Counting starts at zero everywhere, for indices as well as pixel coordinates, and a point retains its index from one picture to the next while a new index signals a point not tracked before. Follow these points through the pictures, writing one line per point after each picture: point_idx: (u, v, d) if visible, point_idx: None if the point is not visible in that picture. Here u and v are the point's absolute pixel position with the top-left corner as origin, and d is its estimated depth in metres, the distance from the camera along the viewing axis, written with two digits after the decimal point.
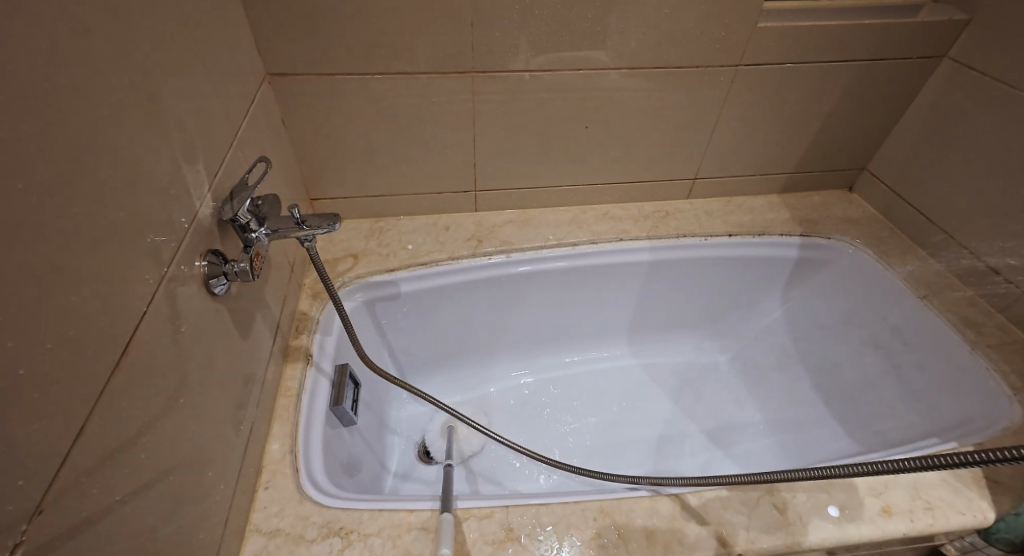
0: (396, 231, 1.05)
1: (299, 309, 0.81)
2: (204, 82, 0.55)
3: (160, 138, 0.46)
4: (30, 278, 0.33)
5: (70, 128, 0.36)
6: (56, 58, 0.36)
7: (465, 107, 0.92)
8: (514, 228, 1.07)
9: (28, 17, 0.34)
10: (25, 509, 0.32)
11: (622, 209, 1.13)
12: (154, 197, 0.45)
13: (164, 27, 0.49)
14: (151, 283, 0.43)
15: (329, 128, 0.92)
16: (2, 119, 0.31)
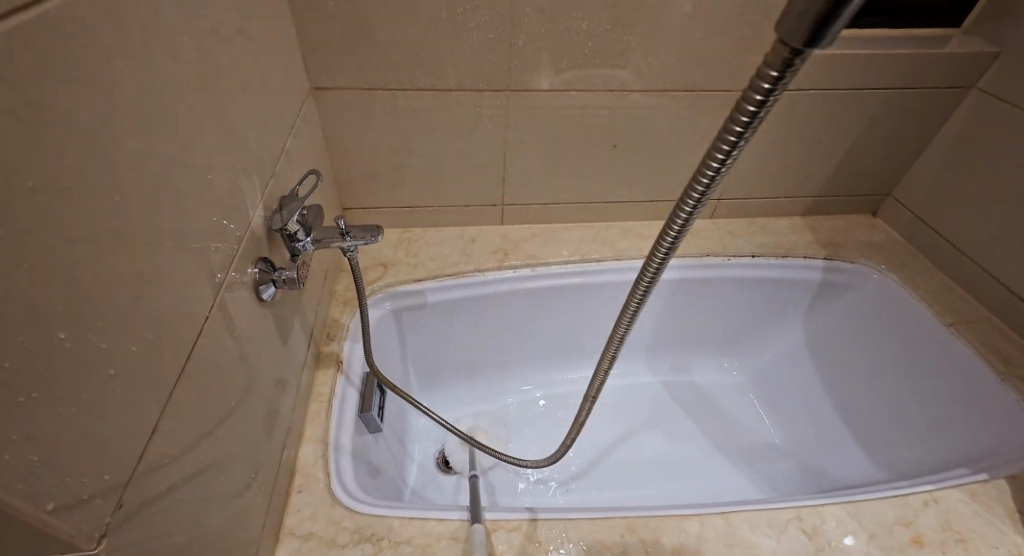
0: (423, 241, 1.07)
1: (331, 316, 0.83)
2: (256, 96, 0.57)
3: (223, 151, 0.48)
4: (123, 283, 0.35)
5: (149, 142, 0.38)
6: (146, 80, 0.38)
7: (497, 123, 0.94)
8: (540, 242, 1.09)
9: (128, 43, 0.37)
10: (109, 505, 0.34)
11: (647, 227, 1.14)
12: (215, 206, 0.46)
13: (228, 46, 0.51)
14: (212, 291, 0.45)
15: (364, 141, 0.94)
16: (108, 137, 0.34)
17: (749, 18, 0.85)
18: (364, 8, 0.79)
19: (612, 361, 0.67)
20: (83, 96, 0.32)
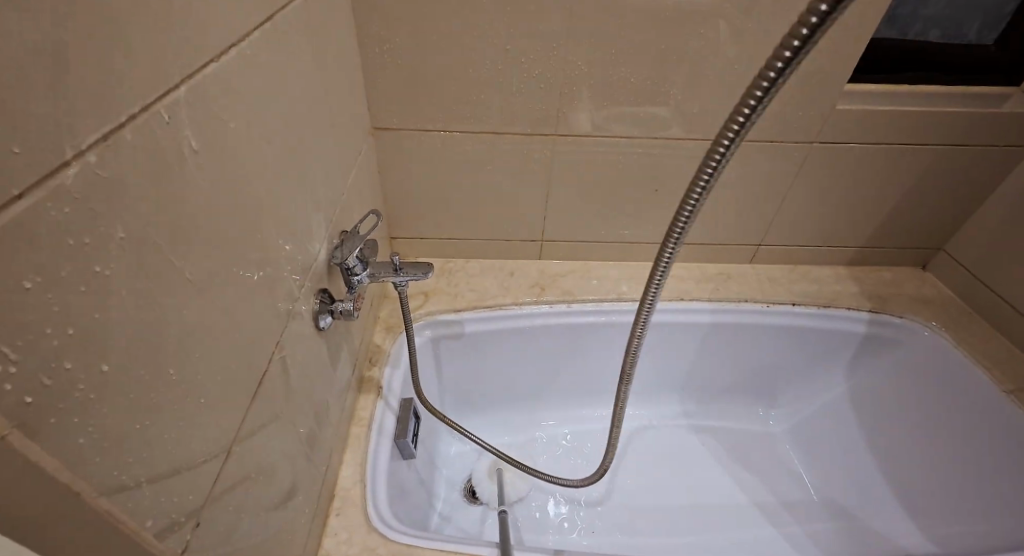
0: (464, 272, 1.10)
1: (373, 341, 0.86)
2: (323, 136, 0.62)
3: (294, 190, 0.53)
4: (209, 317, 0.39)
5: (235, 188, 0.43)
6: (238, 133, 0.43)
7: (542, 164, 0.98)
8: (577, 279, 1.11)
9: (227, 100, 0.41)
10: (191, 521, 0.38)
11: (684, 269, 1.15)
12: (283, 244, 0.51)
13: (303, 94, 0.56)
14: (276, 321, 0.49)
15: (414, 175, 0.99)
16: (205, 186, 0.39)
17: (798, 74, 0.86)
18: (425, 53, 0.84)
19: (641, 339, 0.71)
20: (190, 151, 0.37)
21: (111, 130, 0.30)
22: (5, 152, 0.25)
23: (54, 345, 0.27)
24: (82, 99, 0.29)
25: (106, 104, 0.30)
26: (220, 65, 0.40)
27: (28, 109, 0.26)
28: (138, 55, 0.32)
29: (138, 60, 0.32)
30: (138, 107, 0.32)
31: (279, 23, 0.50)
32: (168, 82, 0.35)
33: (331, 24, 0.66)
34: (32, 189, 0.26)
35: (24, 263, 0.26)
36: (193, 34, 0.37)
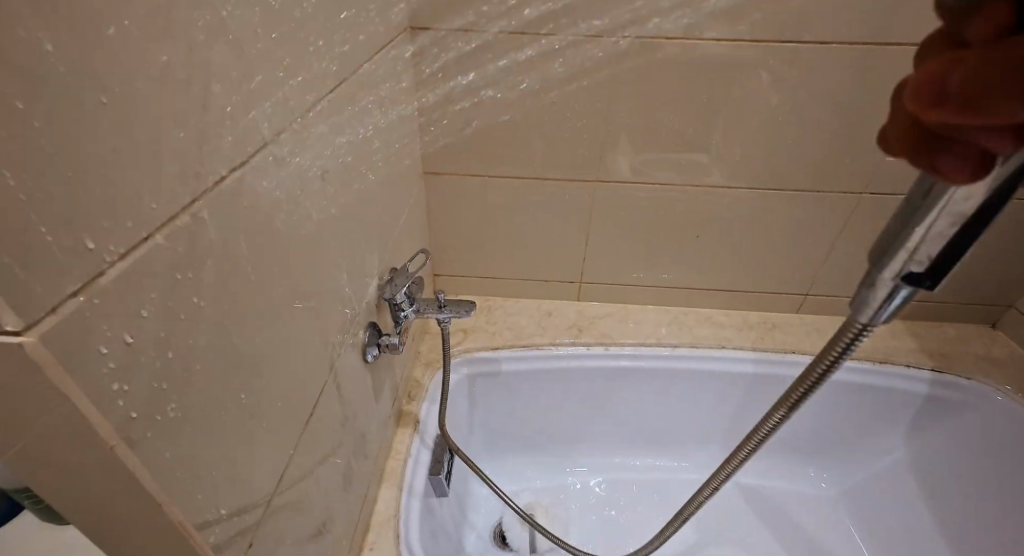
0: (503, 311, 1.13)
1: (413, 376, 0.89)
2: (382, 178, 0.65)
3: (354, 228, 0.56)
4: (274, 345, 0.42)
5: (308, 226, 0.46)
6: (310, 175, 0.46)
7: (584, 208, 1.00)
8: (615, 322, 1.11)
9: (305, 147, 0.45)
10: (243, 543, 0.40)
11: (726, 316, 1.13)
12: (342, 278, 0.54)
13: (367, 140, 0.60)
14: (330, 352, 0.52)
15: (459, 216, 1.03)
16: (281, 223, 0.42)
17: (846, 125, 0.86)
18: (478, 103, 0.88)
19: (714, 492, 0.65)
20: (273, 194, 0.41)
21: (213, 179, 0.34)
22: (143, 198, 0.28)
23: (156, 367, 0.29)
24: (202, 150, 0.32)
25: (216, 153, 0.34)
26: (304, 115, 0.44)
27: (162, 162, 0.29)
28: (241, 110, 0.36)
29: (242, 114, 0.36)
30: (237, 154, 0.36)
31: (353, 78, 0.55)
32: (261, 133, 0.39)
33: (396, 76, 0.71)
34: (157, 229, 0.29)
35: (142, 295, 0.28)
36: (283, 91, 0.41)
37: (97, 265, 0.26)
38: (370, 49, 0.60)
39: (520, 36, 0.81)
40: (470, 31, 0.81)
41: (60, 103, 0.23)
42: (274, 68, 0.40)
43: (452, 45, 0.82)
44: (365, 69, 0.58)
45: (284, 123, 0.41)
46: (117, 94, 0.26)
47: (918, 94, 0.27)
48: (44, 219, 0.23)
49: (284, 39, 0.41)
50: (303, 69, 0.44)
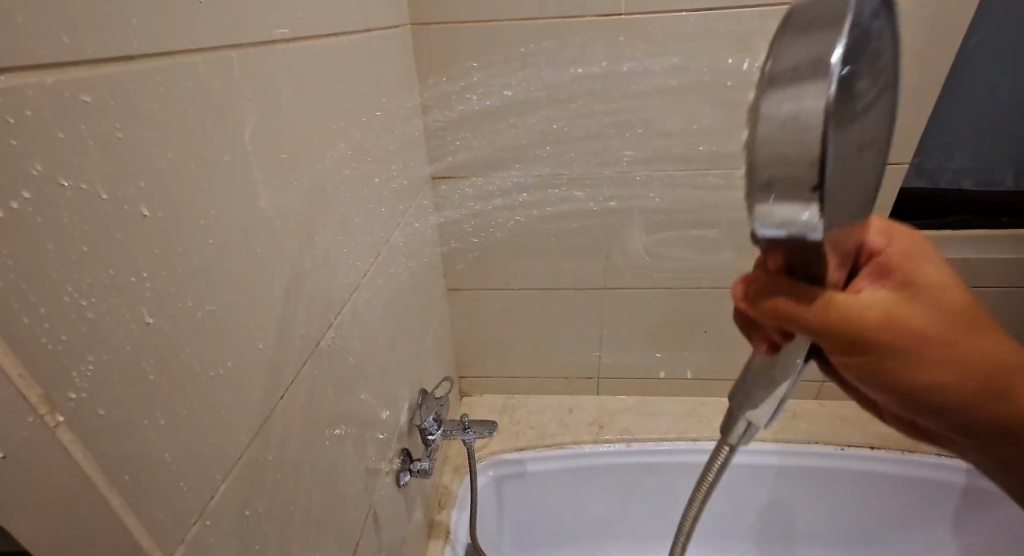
0: (526, 409, 1.19)
1: (442, 482, 0.94)
2: (395, 306, 0.77)
3: (367, 360, 0.67)
4: (304, 487, 0.51)
5: (334, 371, 0.58)
6: (338, 333, 0.59)
7: (594, 309, 1.09)
8: (635, 415, 1.15)
9: (332, 313, 0.57)
10: None
11: None
12: (356, 411, 0.64)
13: (383, 278, 0.72)
14: (346, 479, 0.60)
15: (480, 321, 1.13)
16: (313, 386, 0.53)
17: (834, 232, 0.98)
18: (494, 226, 1.02)
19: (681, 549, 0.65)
20: (310, 363, 0.52)
21: (277, 399, 0.46)
22: (237, 433, 0.40)
23: (228, 549, 0.39)
24: (266, 369, 0.44)
25: (272, 354, 0.45)
26: (332, 295, 0.57)
27: (245, 395, 0.41)
28: (289, 310, 0.48)
29: (291, 315, 0.49)
30: (287, 352, 0.48)
31: (368, 241, 0.67)
32: (303, 317, 0.51)
33: (408, 222, 0.84)
34: (242, 456, 0.41)
35: (229, 506, 0.39)
36: (318, 275, 0.54)
37: (211, 490, 0.37)
38: (388, 204, 0.75)
39: (523, 172, 0.96)
40: (472, 178, 0.97)
41: (200, 392, 0.36)
42: (310, 265, 0.52)
43: (465, 184, 0.97)
44: (378, 231, 0.71)
45: (321, 310, 0.55)
46: (228, 365, 0.39)
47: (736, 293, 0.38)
48: (187, 482, 0.34)
49: (316, 237, 0.54)
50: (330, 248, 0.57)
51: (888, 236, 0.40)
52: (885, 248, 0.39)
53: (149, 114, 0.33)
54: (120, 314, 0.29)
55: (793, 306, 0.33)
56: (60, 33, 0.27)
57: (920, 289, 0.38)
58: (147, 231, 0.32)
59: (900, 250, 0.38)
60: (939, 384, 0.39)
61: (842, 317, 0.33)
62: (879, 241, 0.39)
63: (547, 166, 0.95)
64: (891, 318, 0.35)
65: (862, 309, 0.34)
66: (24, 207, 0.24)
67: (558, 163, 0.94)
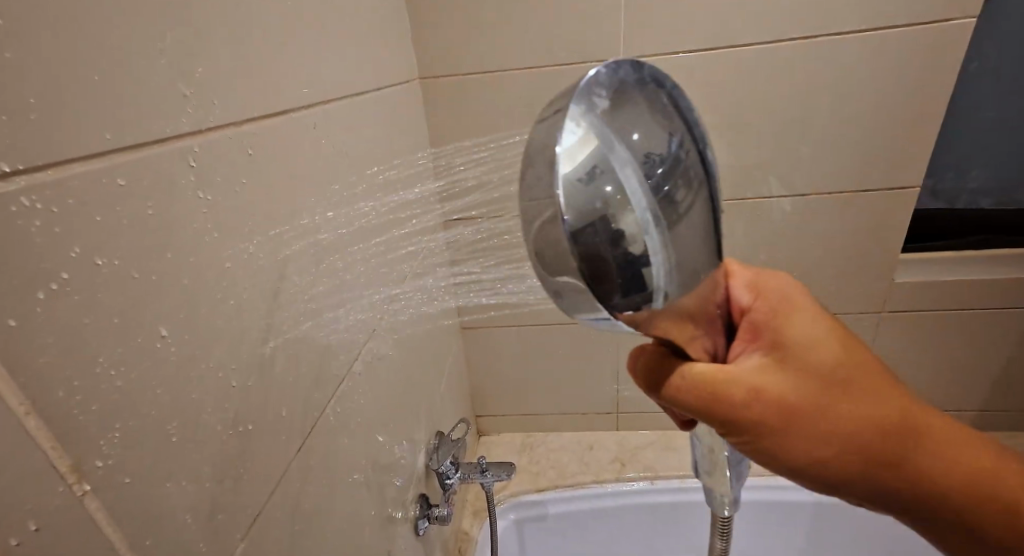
0: (545, 447, 1.18)
1: (462, 527, 0.94)
2: (410, 348, 0.79)
3: (383, 404, 0.68)
4: (321, 538, 0.52)
5: (350, 418, 0.59)
6: (355, 380, 0.60)
7: (609, 343, 1.08)
8: (657, 451, 1.14)
9: (350, 360, 0.59)
10: None
11: None
12: (372, 457, 0.64)
13: (397, 323, 0.74)
14: (363, 528, 0.61)
15: (495, 360, 1.13)
16: (330, 435, 0.54)
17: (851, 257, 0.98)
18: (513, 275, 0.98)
19: None
20: (327, 411, 0.54)
21: (296, 451, 0.47)
22: (256, 488, 0.41)
23: None
24: (285, 420, 0.46)
25: (291, 405, 0.47)
26: (348, 343, 0.59)
27: (264, 448, 0.42)
28: (307, 361, 0.50)
29: (310, 365, 0.50)
30: (307, 402, 0.49)
31: (383, 289, 0.69)
32: (321, 366, 0.52)
33: (423, 268, 0.86)
34: (260, 511, 0.42)
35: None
36: (335, 324, 0.56)
37: (228, 549, 0.38)
38: (403, 249, 0.77)
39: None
40: (490, 223, 0.96)
41: (220, 450, 0.37)
42: (327, 316, 0.54)
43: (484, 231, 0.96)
44: (393, 278, 0.73)
45: (339, 361, 0.56)
46: (248, 423, 0.40)
47: (643, 370, 0.42)
48: (206, 542, 0.35)
49: (334, 287, 0.56)
50: (347, 297, 0.59)
51: (754, 294, 0.44)
52: (751, 305, 0.43)
53: (179, 189, 0.35)
54: (149, 380, 0.31)
55: (673, 382, 0.40)
56: (100, 126, 0.30)
57: (802, 385, 0.39)
58: (175, 299, 0.34)
59: (766, 304, 0.43)
60: (833, 463, 0.39)
61: (707, 383, 0.38)
62: (749, 296, 0.44)
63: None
64: (760, 397, 0.38)
65: (729, 403, 0.38)
66: (64, 287, 0.26)
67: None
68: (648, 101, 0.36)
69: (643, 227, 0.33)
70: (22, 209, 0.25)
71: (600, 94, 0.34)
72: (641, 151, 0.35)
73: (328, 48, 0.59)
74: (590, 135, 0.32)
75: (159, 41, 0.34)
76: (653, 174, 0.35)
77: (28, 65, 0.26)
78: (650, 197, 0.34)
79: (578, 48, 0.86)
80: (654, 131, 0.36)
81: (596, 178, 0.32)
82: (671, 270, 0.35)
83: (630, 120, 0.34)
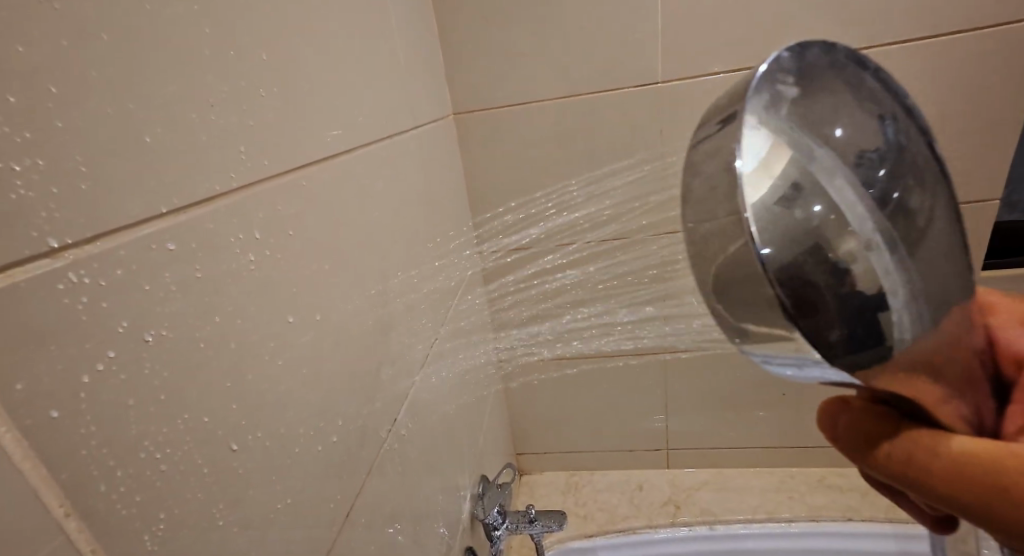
0: (591, 486, 1.13)
1: None
2: (452, 390, 0.76)
3: (424, 454, 0.65)
4: None
5: (393, 471, 0.56)
6: (397, 431, 0.58)
7: (657, 378, 1.03)
8: (711, 492, 1.08)
9: (392, 410, 0.57)
10: None
11: (842, 476, 1.07)
12: (415, 510, 0.62)
13: (438, 365, 0.72)
14: None
15: (537, 397, 1.09)
16: (374, 493, 0.52)
17: None
18: (554, 305, 0.95)
19: None
20: (372, 467, 0.51)
21: (343, 515, 0.45)
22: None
23: None
24: (330, 484, 0.43)
25: (338, 465, 0.45)
26: (390, 391, 0.56)
27: (312, 517, 0.40)
28: (351, 417, 0.48)
29: (353, 422, 0.48)
30: (352, 462, 0.47)
31: (423, 330, 0.67)
32: (365, 419, 0.50)
33: (462, 307, 0.83)
34: None
35: None
36: (377, 373, 0.54)
37: None
38: (442, 286, 0.75)
39: (589, 243, 0.91)
40: (535, 253, 0.93)
41: (268, 526, 0.35)
42: (370, 365, 0.52)
43: (528, 261, 0.94)
44: (434, 318, 0.71)
45: (382, 412, 0.54)
46: (294, 493, 0.38)
47: (838, 418, 0.34)
48: None
49: (376, 334, 0.54)
50: (388, 343, 0.57)
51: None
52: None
53: (225, 248, 0.34)
54: (195, 460, 0.29)
55: (913, 455, 0.30)
56: (149, 190, 0.29)
57: None
58: (221, 367, 0.32)
59: None
60: None
61: (985, 459, 0.28)
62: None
63: (611, 231, 0.90)
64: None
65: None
66: (109, 367, 0.24)
67: (619, 228, 0.90)
68: (848, 89, 0.32)
69: (869, 248, 0.29)
70: (69, 286, 0.23)
71: (784, 84, 0.31)
72: (854, 149, 0.31)
73: (365, 86, 0.58)
74: (787, 140, 0.29)
75: (206, 98, 0.34)
76: (875, 181, 0.31)
77: (75, 133, 0.25)
78: (873, 211, 0.30)
79: (615, 74, 0.83)
80: (863, 126, 0.32)
81: (803, 190, 0.28)
82: (910, 301, 0.30)
83: (830, 113, 0.31)
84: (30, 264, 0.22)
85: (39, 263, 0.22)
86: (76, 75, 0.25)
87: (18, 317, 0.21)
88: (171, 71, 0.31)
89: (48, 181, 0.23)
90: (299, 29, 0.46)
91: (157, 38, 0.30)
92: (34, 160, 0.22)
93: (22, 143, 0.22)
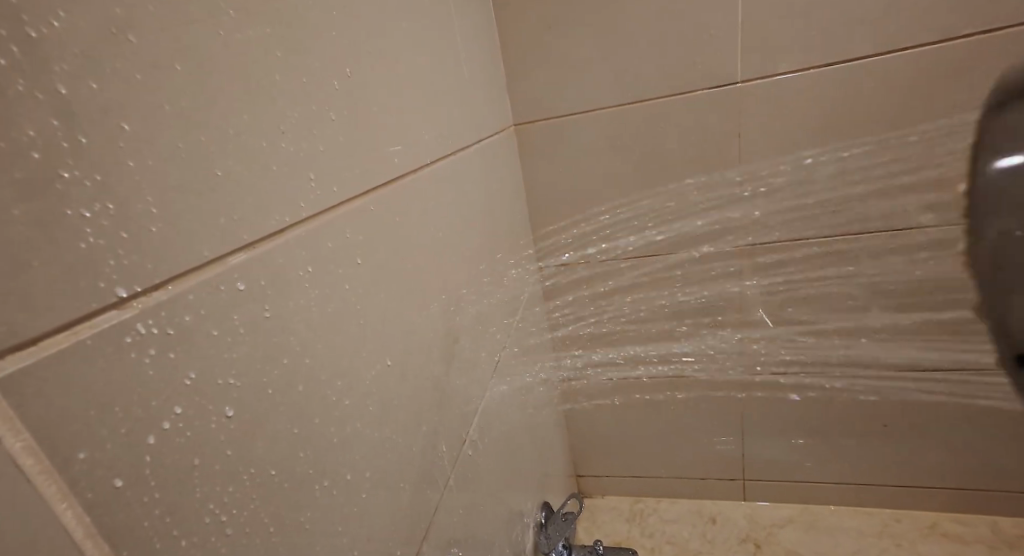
0: (658, 516, 1.07)
1: None
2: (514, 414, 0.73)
3: (489, 485, 0.63)
4: None
5: (460, 504, 0.54)
6: (462, 463, 0.55)
7: (733, 404, 0.96)
8: (795, 530, 0.99)
9: (457, 442, 0.54)
10: None
11: (952, 521, 0.95)
12: (481, 544, 0.60)
13: (502, 389, 0.69)
14: None
15: (598, 421, 1.05)
16: (443, 531, 0.50)
17: None
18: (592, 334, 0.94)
19: None
20: (440, 504, 0.49)
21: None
22: None
23: None
24: (401, 525, 0.41)
25: (407, 506, 0.43)
26: (456, 420, 0.54)
27: None
28: (419, 453, 0.45)
29: (421, 458, 0.46)
30: (421, 500, 0.45)
31: (487, 354, 0.64)
32: (432, 454, 0.48)
33: (525, 329, 0.80)
34: None
35: None
36: (444, 403, 0.51)
37: None
38: (504, 305, 0.72)
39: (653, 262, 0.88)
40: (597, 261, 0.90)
41: None
42: (437, 394, 0.50)
43: (566, 281, 0.92)
44: (497, 339, 0.68)
45: (449, 445, 0.52)
46: (363, 540, 0.36)
47: None
48: None
49: (442, 361, 0.52)
50: (453, 369, 0.54)
51: None
52: None
53: (295, 283, 0.32)
54: (263, 515, 0.27)
55: None
56: (220, 228, 0.27)
57: None
58: (290, 409, 0.30)
59: None
60: None
61: None
62: None
63: (654, 267, 0.88)
64: None
65: None
66: (175, 424, 0.23)
67: (663, 266, 0.87)
68: None
69: None
70: (137, 338, 0.22)
71: None
72: None
73: (430, 101, 0.56)
74: None
75: (278, 125, 0.32)
76: None
77: (151, 173, 0.23)
78: None
79: (688, 78, 0.78)
80: None
81: None
82: None
83: None
84: (96, 318, 0.20)
85: (105, 316, 0.21)
86: (152, 111, 0.24)
87: (81, 379, 0.19)
88: (244, 101, 0.29)
89: (118, 227, 0.22)
90: (368, 48, 0.45)
91: (231, 66, 0.29)
92: (104, 205, 0.21)
93: (92, 188, 0.21)
